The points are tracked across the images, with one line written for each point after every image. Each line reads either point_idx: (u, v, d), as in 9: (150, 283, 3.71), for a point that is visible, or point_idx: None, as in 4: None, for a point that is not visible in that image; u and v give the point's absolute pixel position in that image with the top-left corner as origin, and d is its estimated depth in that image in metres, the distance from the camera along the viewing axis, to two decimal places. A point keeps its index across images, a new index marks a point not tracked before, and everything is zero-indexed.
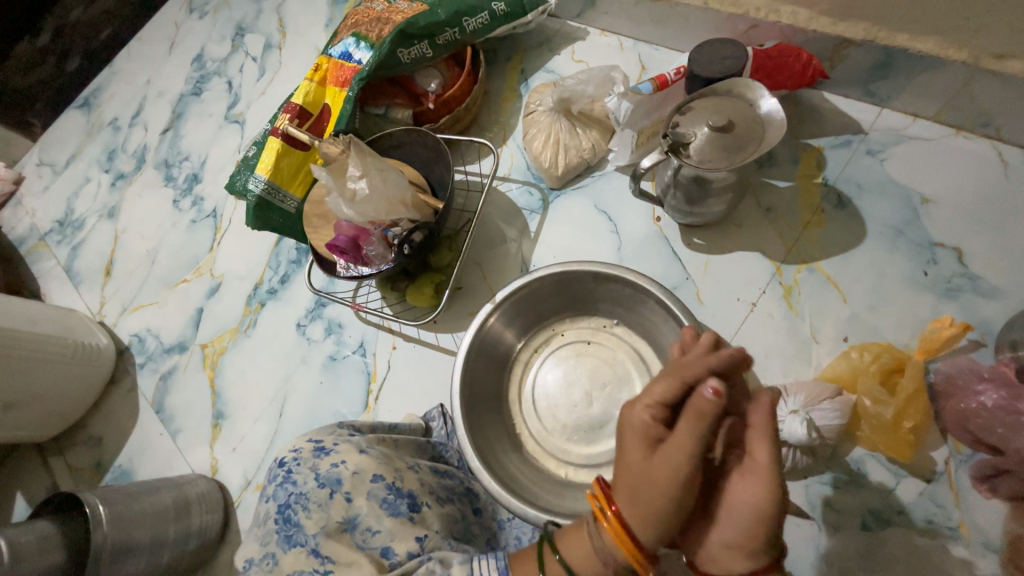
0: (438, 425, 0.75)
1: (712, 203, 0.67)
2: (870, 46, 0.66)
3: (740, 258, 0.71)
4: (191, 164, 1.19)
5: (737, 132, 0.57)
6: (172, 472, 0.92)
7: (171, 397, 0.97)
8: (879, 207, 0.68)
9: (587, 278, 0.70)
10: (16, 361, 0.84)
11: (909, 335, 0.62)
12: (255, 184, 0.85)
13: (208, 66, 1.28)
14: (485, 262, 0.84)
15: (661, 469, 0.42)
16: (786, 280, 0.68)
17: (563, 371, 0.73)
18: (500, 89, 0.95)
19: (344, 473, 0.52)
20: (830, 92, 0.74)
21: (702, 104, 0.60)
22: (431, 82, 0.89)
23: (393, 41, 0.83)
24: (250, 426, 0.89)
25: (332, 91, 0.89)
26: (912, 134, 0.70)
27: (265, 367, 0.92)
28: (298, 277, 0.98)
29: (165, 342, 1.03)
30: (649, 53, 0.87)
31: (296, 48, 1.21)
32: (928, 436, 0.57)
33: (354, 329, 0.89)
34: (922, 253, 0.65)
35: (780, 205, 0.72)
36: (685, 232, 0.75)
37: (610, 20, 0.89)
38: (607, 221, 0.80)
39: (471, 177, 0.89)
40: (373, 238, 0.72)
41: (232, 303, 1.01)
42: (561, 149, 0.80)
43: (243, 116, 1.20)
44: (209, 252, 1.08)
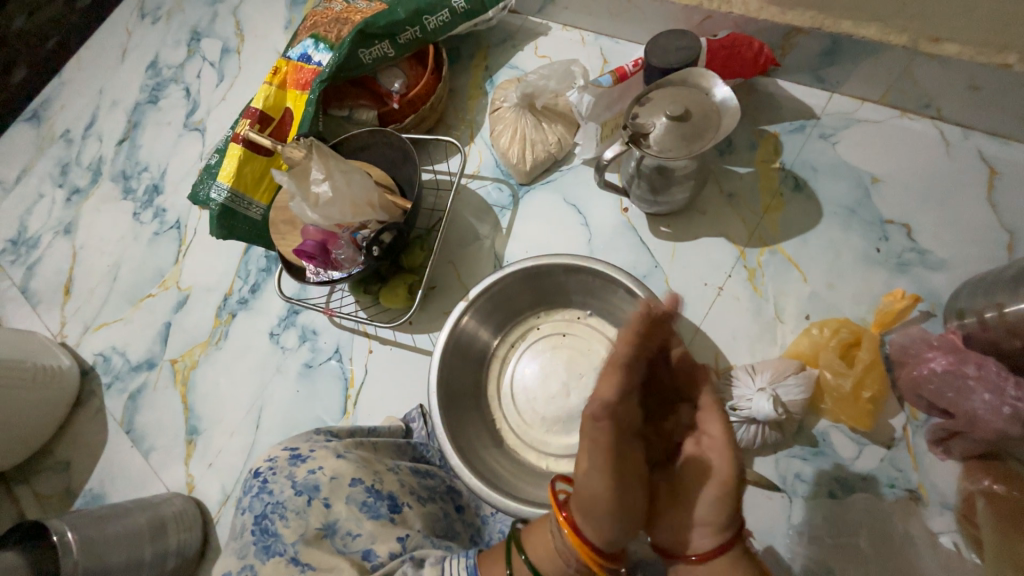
0: (419, 426, 0.75)
1: (675, 191, 0.68)
2: (817, 34, 0.68)
3: (706, 244, 0.73)
4: (150, 175, 1.15)
5: (693, 121, 0.59)
6: (147, 492, 0.89)
7: (142, 416, 0.94)
8: (833, 188, 0.71)
9: (558, 271, 0.71)
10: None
11: (865, 309, 0.65)
12: (217, 193, 0.83)
13: (163, 73, 1.24)
14: (458, 260, 0.84)
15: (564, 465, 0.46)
16: (750, 263, 0.70)
17: (540, 365, 0.74)
18: (465, 87, 0.95)
19: (321, 479, 0.51)
20: (783, 80, 0.77)
21: (660, 94, 0.62)
22: (394, 81, 0.88)
23: (353, 41, 0.82)
24: (226, 440, 0.87)
25: (293, 94, 0.87)
26: (861, 117, 0.73)
27: (239, 378, 0.90)
28: (269, 285, 0.96)
29: (133, 360, 0.99)
30: (610, 46, 0.89)
31: (255, 52, 1.19)
32: (887, 404, 0.60)
33: (328, 335, 0.88)
34: (874, 230, 0.68)
35: (741, 191, 0.74)
36: (652, 221, 0.76)
37: (571, 15, 0.90)
38: (577, 214, 0.81)
39: (440, 176, 0.89)
40: (342, 241, 0.71)
41: (202, 315, 0.98)
42: (527, 144, 0.81)
43: (203, 123, 1.16)
44: (174, 265, 1.05)
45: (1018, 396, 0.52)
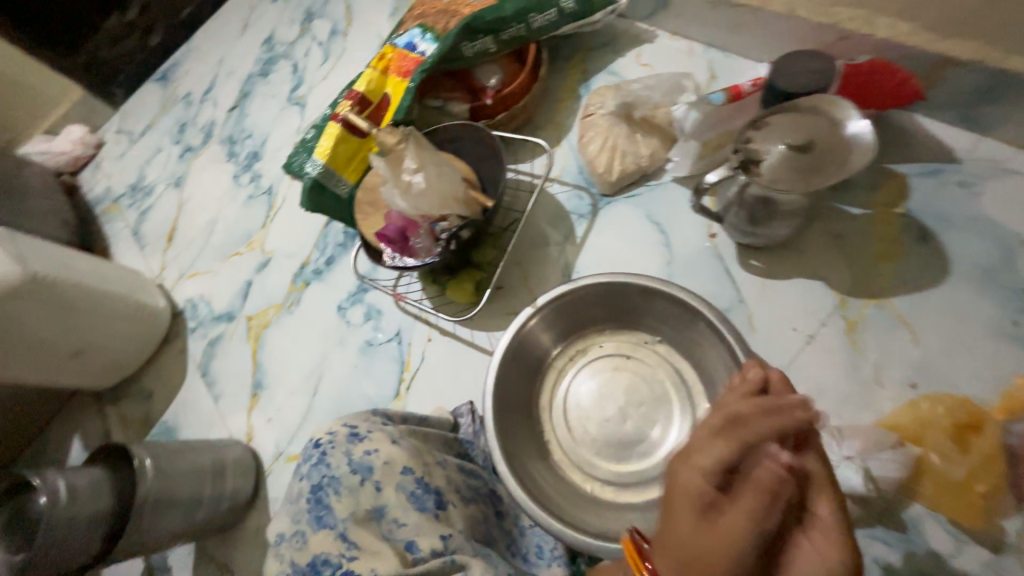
0: (466, 422, 0.75)
1: (776, 226, 0.62)
2: (976, 69, 0.60)
3: (801, 286, 0.67)
4: (253, 142, 1.24)
5: (814, 154, 0.54)
6: (211, 434, 0.96)
7: (217, 362, 1.02)
8: (966, 246, 0.62)
9: (635, 292, 0.67)
10: (71, 317, 0.88)
11: (987, 389, 0.56)
12: (312, 167, 0.88)
13: (277, 48, 1.33)
14: (526, 263, 0.83)
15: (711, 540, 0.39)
16: (851, 314, 0.63)
17: (597, 384, 0.71)
18: (559, 89, 0.94)
19: (375, 462, 0.53)
20: (921, 115, 0.68)
21: (781, 119, 0.57)
22: (491, 77, 0.89)
23: (459, 34, 0.83)
24: (286, 400, 0.92)
25: (394, 81, 0.90)
26: (1014, 168, 0.64)
27: (305, 345, 0.95)
28: (343, 260, 1.00)
29: (216, 310, 1.08)
30: (721, 60, 0.84)
31: (360, 36, 1.24)
32: (1006, 503, 0.51)
33: (392, 317, 0.90)
34: (1012, 300, 0.59)
35: (850, 233, 0.67)
36: (742, 253, 0.71)
37: (682, 24, 0.86)
38: (659, 234, 0.77)
39: (521, 177, 0.88)
40: (421, 230, 0.72)
41: (280, 279, 1.05)
42: (618, 155, 0.78)
43: (305, 98, 1.24)
44: (262, 228, 1.13)
45: None
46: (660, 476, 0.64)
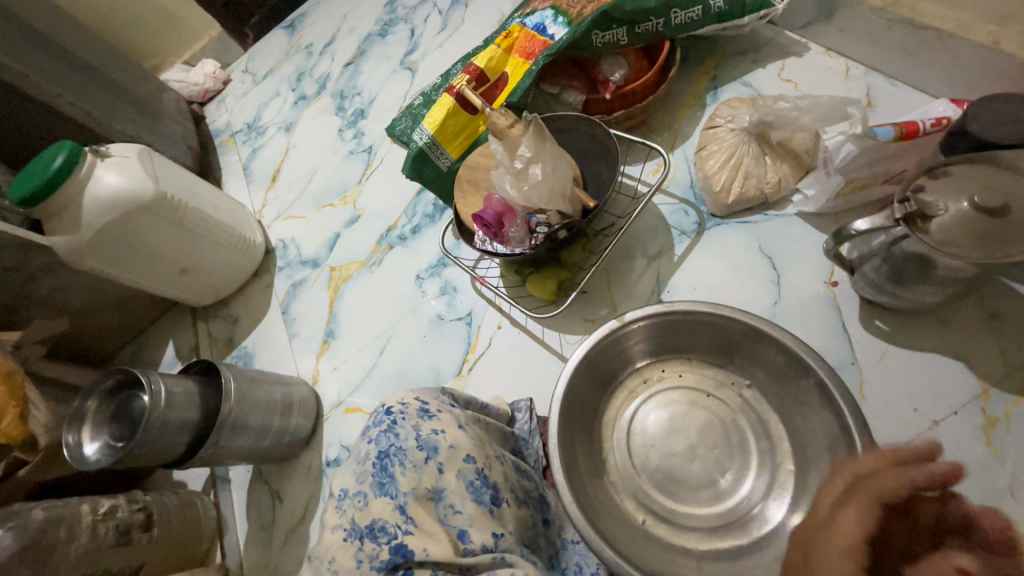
0: (523, 418, 0.74)
1: (925, 291, 0.54)
2: None
3: (931, 363, 0.58)
4: (361, 100, 1.29)
5: (1009, 220, 0.46)
6: (282, 368, 1.03)
7: (297, 303, 1.09)
8: None
9: (734, 329, 0.62)
10: (183, 237, 0.97)
11: None
12: (419, 136, 0.88)
13: (398, 11, 1.36)
14: (614, 272, 0.80)
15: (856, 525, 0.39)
16: (993, 410, 0.55)
17: (669, 415, 0.67)
18: (683, 92, 0.88)
19: (441, 443, 0.53)
20: None
21: (964, 173, 0.49)
22: (615, 71, 0.84)
23: (593, 22, 0.79)
24: (354, 354, 0.97)
25: (514, 61, 0.88)
26: None
27: (380, 305, 0.99)
28: (429, 231, 1.02)
29: (304, 255, 1.14)
30: (883, 86, 0.74)
31: (481, 9, 1.23)
32: None
33: (466, 297, 0.91)
34: None
35: (1012, 315, 0.58)
36: (865, 310, 0.63)
37: (843, 40, 0.77)
38: (770, 270, 0.70)
39: (626, 181, 0.84)
40: (517, 220, 0.71)
41: (366, 237, 1.09)
42: (739, 175, 0.72)
43: (416, 64, 1.25)
44: (357, 185, 1.17)
45: None
46: (721, 527, 0.60)
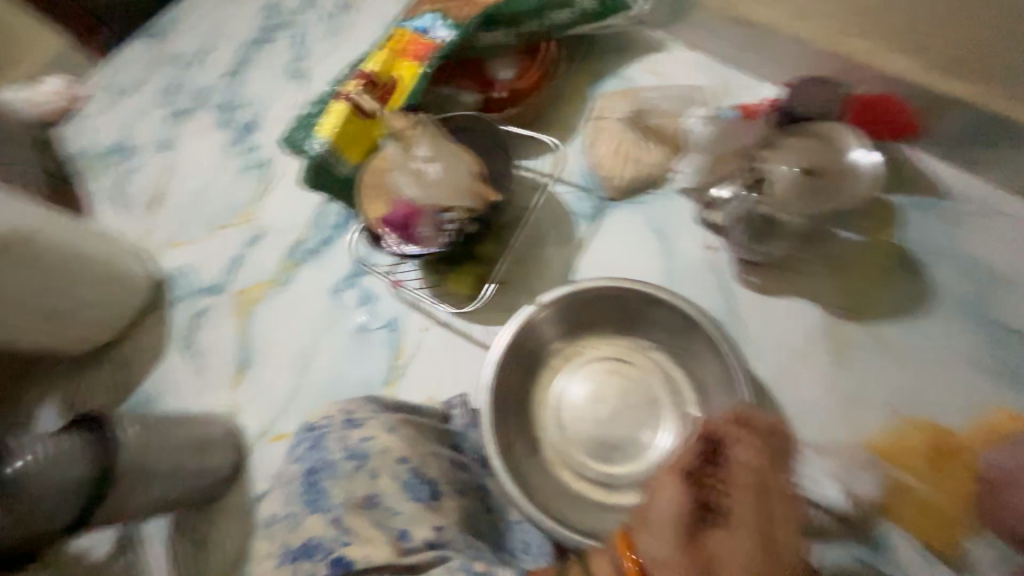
0: (459, 414, 0.73)
1: (778, 245, 0.64)
2: (972, 111, 0.62)
3: (793, 305, 0.68)
4: (248, 111, 1.20)
5: (821, 179, 0.58)
6: (191, 409, 0.94)
7: (200, 336, 1.00)
8: (949, 278, 0.65)
9: (636, 299, 0.69)
10: (43, 275, 0.83)
11: (957, 415, 0.59)
12: (315, 145, 0.86)
13: (279, 16, 1.29)
14: (529, 261, 0.83)
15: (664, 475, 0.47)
16: (840, 336, 0.66)
17: (592, 386, 0.72)
18: (571, 88, 0.94)
19: (371, 449, 0.54)
20: (917, 149, 0.71)
21: (793, 142, 0.59)
22: (503, 71, 0.89)
23: (475, 24, 0.82)
24: (273, 380, 0.91)
25: (404, 65, 0.88)
26: (998, 209, 0.66)
27: (296, 325, 0.94)
28: (340, 242, 0.99)
29: (202, 283, 1.05)
30: (734, 77, 0.84)
31: (369, 13, 1.21)
32: (965, 527, 0.54)
33: (387, 304, 0.89)
34: (984, 333, 0.62)
35: (848, 258, 0.68)
36: (741, 268, 0.72)
37: (696, 36, 0.87)
38: (660, 243, 0.78)
39: (528, 172, 0.87)
40: (425, 219, 0.71)
41: (272, 256, 1.02)
42: (625, 161, 0.79)
43: (306, 72, 1.20)
44: (255, 202, 1.10)
45: None
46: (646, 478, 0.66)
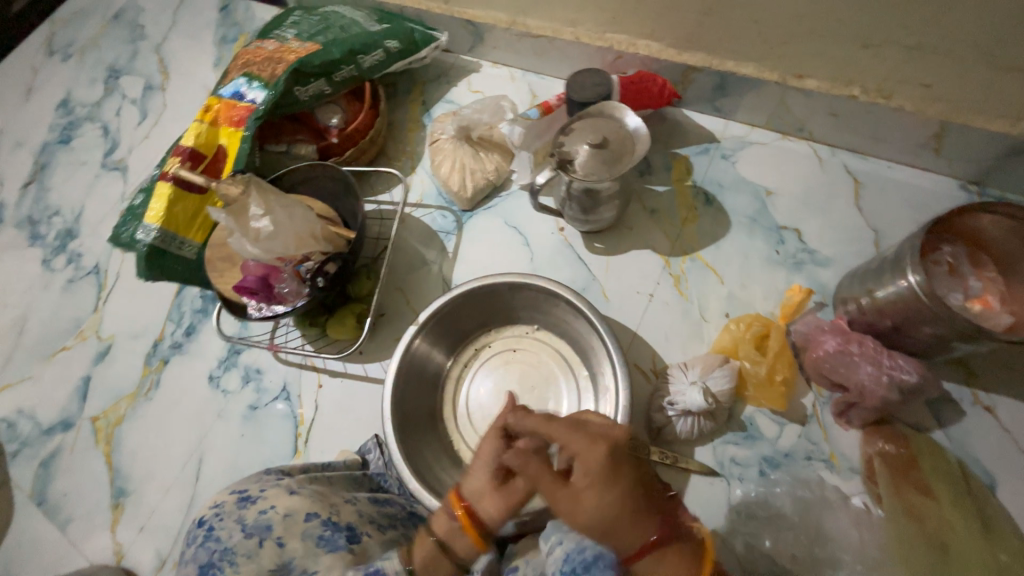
0: (375, 456, 0.73)
1: (604, 210, 0.75)
2: (709, 72, 0.78)
3: (636, 257, 0.79)
4: (62, 218, 1.07)
5: (612, 147, 0.67)
6: (63, 570, 0.79)
7: (57, 483, 0.85)
8: (737, 201, 0.80)
9: (503, 290, 0.73)
10: None
11: (772, 304, 0.73)
12: (144, 234, 0.80)
13: (77, 111, 1.18)
14: (408, 287, 0.85)
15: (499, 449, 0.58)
16: (674, 270, 0.77)
17: (494, 382, 0.75)
18: (404, 120, 0.99)
19: (274, 518, 0.50)
20: (686, 109, 0.87)
21: (581, 125, 0.69)
22: (332, 117, 0.91)
23: (289, 79, 0.84)
24: (161, 498, 0.80)
25: (226, 131, 0.86)
26: (753, 140, 0.83)
27: (176, 429, 0.85)
28: (205, 326, 0.91)
29: (45, 422, 0.90)
30: (537, 82, 0.97)
31: (182, 90, 1.16)
32: (797, 386, 0.66)
33: (274, 373, 0.85)
34: (772, 236, 0.77)
35: (662, 207, 0.82)
36: (588, 239, 0.82)
37: (499, 54, 0.98)
38: (519, 236, 0.85)
39: (383, 206, 0.91)
40: (285, 274, 0.71)
41: (128, 365, 0.91)
42: (467, 173, 0.85)
43: (124, 162, 1.11)
44: (94, 313, 0.97)
45: (891, 364, 0.60)
46: None
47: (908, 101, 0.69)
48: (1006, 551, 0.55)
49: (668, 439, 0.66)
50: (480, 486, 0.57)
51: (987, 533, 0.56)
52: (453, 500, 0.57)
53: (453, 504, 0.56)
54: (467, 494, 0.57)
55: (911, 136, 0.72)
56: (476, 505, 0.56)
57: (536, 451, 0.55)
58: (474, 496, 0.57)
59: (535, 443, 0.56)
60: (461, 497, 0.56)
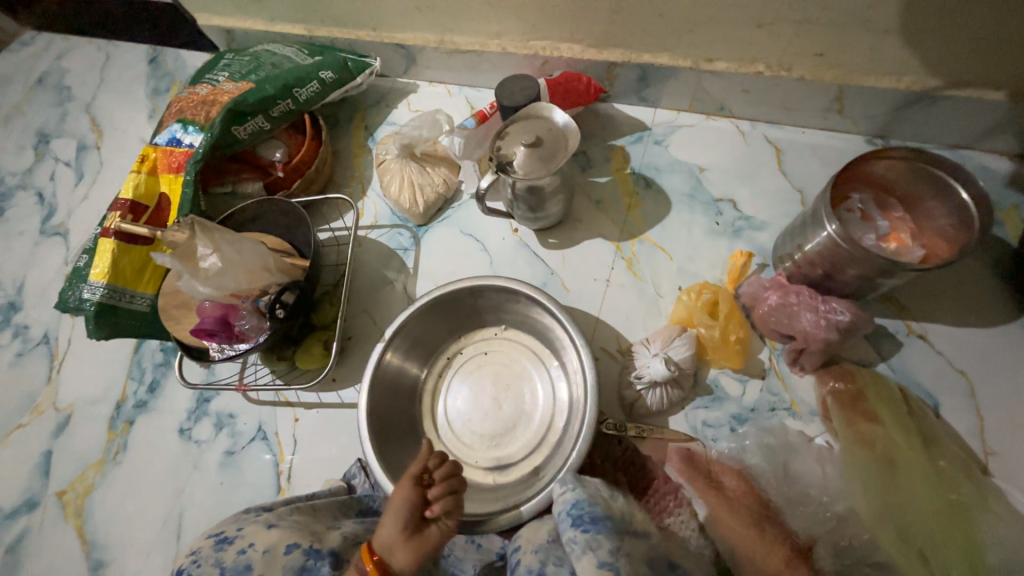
0: (361, 479, 0.73)
1: (551, 205, 0.78)
2: (630, 66, 0.83)
3: (588, 246, 0.83)
4: (3, 292, 1.03)
5: (546, 145, 0.70)
6: None
7: (26, 570, 0.80)
8: (674, 182, 0.85)
9: (466, 295, 0.75)
10: None
11: (719, 272, 0.77)
12: (92, 292, 0.78)
13: (7, 181, 1.14)
14: (373, 307, 0.86)
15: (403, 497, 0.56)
16: (626, 253, 0.81)
17: (469, 387, 0.76)
18: (349, 147, 1.01)
19: (253, 557, 0.50)
20: (616, 103, 0.92)
21: (515, 128, 0.72)
22: (275, 151, 0.91)
23: (225, 120, 0.84)
24: (143, 564, 0.77)
25: (166, 179, 0.85)
26: (681, 123, 0.89)
27: (151, 489, 0.81)
28: (170, 379, 0.89)
29: (5, 507, 0.85)
30: (474, 95, 1.00)
31: (118, 145, 1.14)
32: (752, 343, 0.71)
33: (247, 415, 0.83)
34: (711, 209, 0.82)
35: (606, 196, 0.86)
36: (541, 236, 0.85)
37: (433, 73, 1.01)
38: (475, 243, 0.88)
39: (338, 233, 0.91)
40: (243, 312, 0.71)
41: (92, 432, 0.87)
42: (416, 189, 0.87)
43: (65, 225, 1.07)
44: (48, 385, 0.93)
45: (827, 308, 0.65)
46: (544, 439, 0.71)
47: (806, 70, 0.75)
48: (945, 459, 0.60)
49: (641, 414, 0.69)
50: (392, 538, 0.53)
51: (926, 445, 0.61)
52: (363, 555, 0.53)
53: (365, 559, 0.52)
54: (379, 546, 0.53)
55: (816, 101, 0.79)
56: (388, 556, 0.53)
57: (455, 486, 0.58)
58: (384, 550, 0.53)
59: (454, 479, 0.58)
60: (373, 552, 0.53)
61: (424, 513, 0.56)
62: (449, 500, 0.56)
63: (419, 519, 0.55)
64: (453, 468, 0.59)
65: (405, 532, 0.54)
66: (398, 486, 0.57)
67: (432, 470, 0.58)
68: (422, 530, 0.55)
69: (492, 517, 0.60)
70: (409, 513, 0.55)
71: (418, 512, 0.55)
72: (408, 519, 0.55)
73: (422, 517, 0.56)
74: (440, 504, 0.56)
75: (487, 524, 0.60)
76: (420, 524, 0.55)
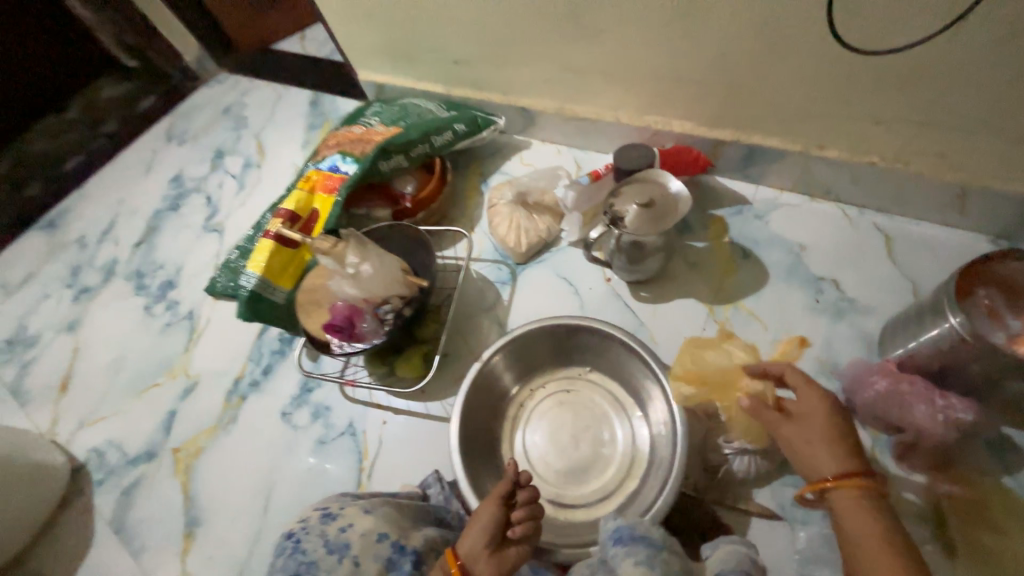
0: (436, 490, 0.76)
1: (649, 261, 0.83)
2: (738, 145, 0.89)
3: (680, 304, 0.86)
4: (165, 271, 1.24)
5: (658, 207, 0.77)
6: None
7: (136, 512, 0.91)
8: (773, 256, 0.87)
9: (563, 333, 0.80)
10: None
11: (817, 350, 0.77)
12: (247, 281, 0.93)
13: (186, 184, 1.41)
14: (467, 331, 0.94)
15: (490, 512, 0.59)
16: (719, 317, 0.83)
17: (549, 421, 0.79)
18: (465, 188, 1.14)
19: (352, 537, 0.56)
20: (718, 176, 0.97)
21: (630, 188, 0.80)
22: (407, 185, 1.06)
23: (375, 155, 1.01)
24: (230, 529, 0.85)
25: (321, 197, 1.03)
26: (783, 202, 0.92)
27: (249, 461, 0.91)
28: (282, 365, 1.01)
29: (130, 453, 0.98)
30: (582, 156, 1.11)
31: (275, 166, 1.37)
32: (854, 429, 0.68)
33: (341, 410, 0.92)
34: (811, 287, 0.82)
35: (701, 260, 0.89)
36: (633, 288, 0.90)
37: (547, 134, 1.14)
38: (569, 286, 0.94)
39: (447, 261, 1.02)
40: (367, 315, 0.81)
41: (210, 401, 1.00)
42: (522, 231, 0.96)
43: (222, 224, 1.29)
44: (183, 354, 1.09)
45: (945, 404, 0.61)
46: (619, 486, 0.73)
47: (924, 167, 0.77)
48: None
49: (724, 480, 0.68)
50: (477, 550, 0.57)
51: None
52: (448, 557, 0.56)
53: (450, 562, 0.55)
54: (463, 553, 0.56)
55: (933, 197, 0.79)
56: (471, 564, 0.56)
57: (537, 512, 0.61)
58: (468, 559, 0.56)
59: (536, 505, 0.61)
60: (457, 556, 0.56)
61: (507, 532, 0.59)
62: (531, 525, 0.59)
63: (501, 536, 0.58)
64: (536, 493, 0.62)
65: (489, 546, 0.57)
66: (486, 501, 0.61)
67: (517, 492, 0.62)
68: (502, 548, 0.58)
69: (568, 547, 0.66)
70: (495, 530, 0.58)
71: (501, 530, 0.58)
72: (493, 535, 0.58)
73: (504, 535, 0.58)
74: (522, 527, 0.59)
75: (560, 553, 0.65)
76: (501, 541, 0.58)
